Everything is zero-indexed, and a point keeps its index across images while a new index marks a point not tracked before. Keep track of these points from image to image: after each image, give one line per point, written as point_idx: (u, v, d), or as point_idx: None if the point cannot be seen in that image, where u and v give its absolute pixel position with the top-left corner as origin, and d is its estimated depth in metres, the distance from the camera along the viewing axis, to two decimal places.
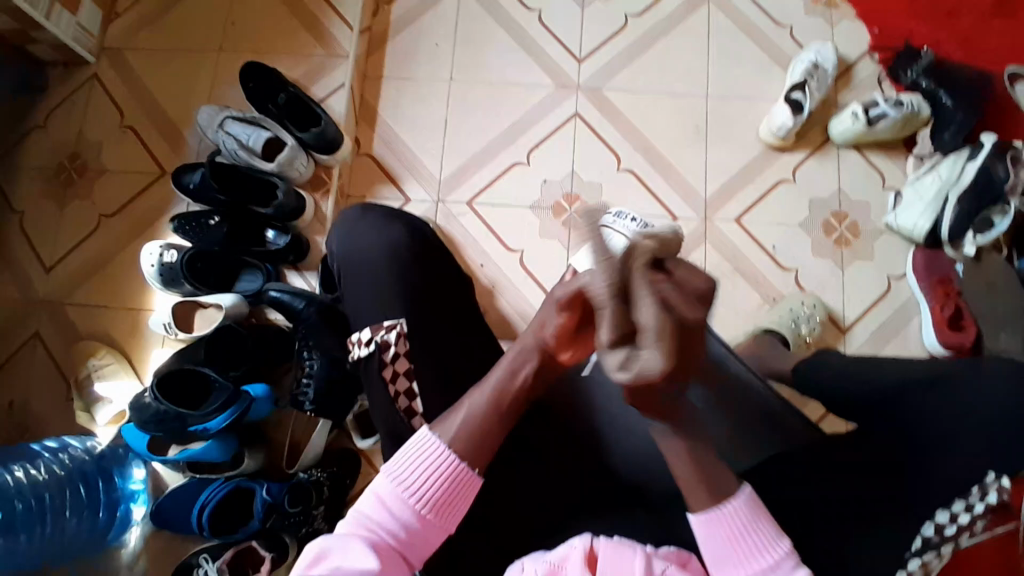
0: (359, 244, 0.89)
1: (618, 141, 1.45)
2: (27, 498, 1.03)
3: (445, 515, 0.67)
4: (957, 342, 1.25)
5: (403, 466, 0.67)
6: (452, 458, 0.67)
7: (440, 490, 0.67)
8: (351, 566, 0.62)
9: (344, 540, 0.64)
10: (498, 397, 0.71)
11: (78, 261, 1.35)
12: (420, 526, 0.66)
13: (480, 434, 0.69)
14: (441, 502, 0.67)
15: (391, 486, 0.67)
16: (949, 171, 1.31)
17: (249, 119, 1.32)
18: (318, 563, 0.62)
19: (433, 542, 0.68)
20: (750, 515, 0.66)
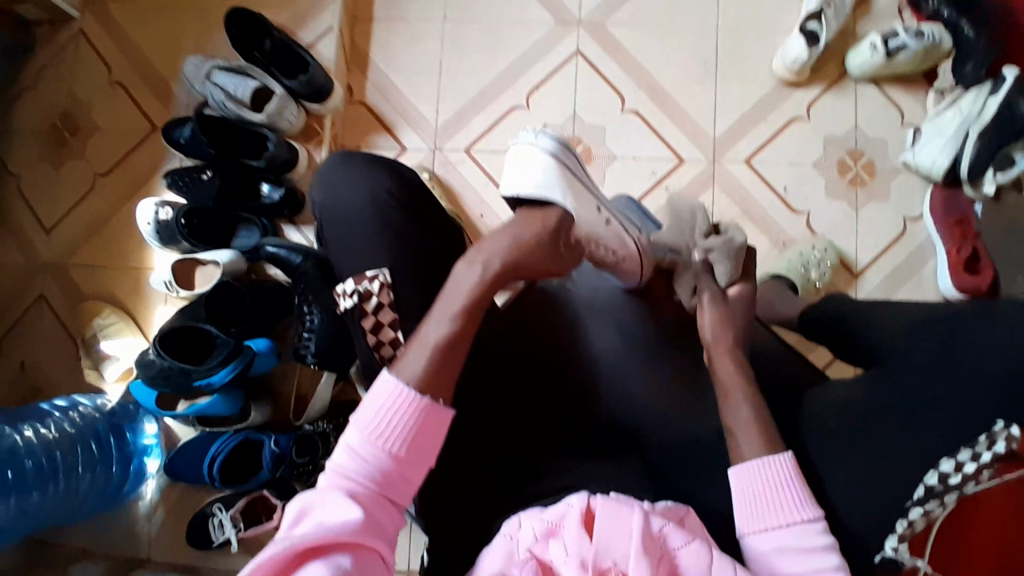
0: (344, 197, 0.85)
1: (621, 80, 1.38)
2: (38, 456, 1.06)
3: (423, 451, 0.69)
4: (973, 285, 1.20)
5: (373, 412, 0.69)
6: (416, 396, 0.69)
7: (413, 427, 0.69)
8: (336, 514, 0.62)
9: (324, 495, 0.65)
10: (452, 332, 0.73)
11: (77, 221, 1.35)
12: (399, 466, 0.68)
13: (440, 369, 0.71)
14: (416, 438, 0.69)
15: (362, 436, 0.68)
16: (970, 106, 1.22)
17: (235, 68, 1.27)
18: (302, 519, 0.62)
19: (414, 481, 0.69)
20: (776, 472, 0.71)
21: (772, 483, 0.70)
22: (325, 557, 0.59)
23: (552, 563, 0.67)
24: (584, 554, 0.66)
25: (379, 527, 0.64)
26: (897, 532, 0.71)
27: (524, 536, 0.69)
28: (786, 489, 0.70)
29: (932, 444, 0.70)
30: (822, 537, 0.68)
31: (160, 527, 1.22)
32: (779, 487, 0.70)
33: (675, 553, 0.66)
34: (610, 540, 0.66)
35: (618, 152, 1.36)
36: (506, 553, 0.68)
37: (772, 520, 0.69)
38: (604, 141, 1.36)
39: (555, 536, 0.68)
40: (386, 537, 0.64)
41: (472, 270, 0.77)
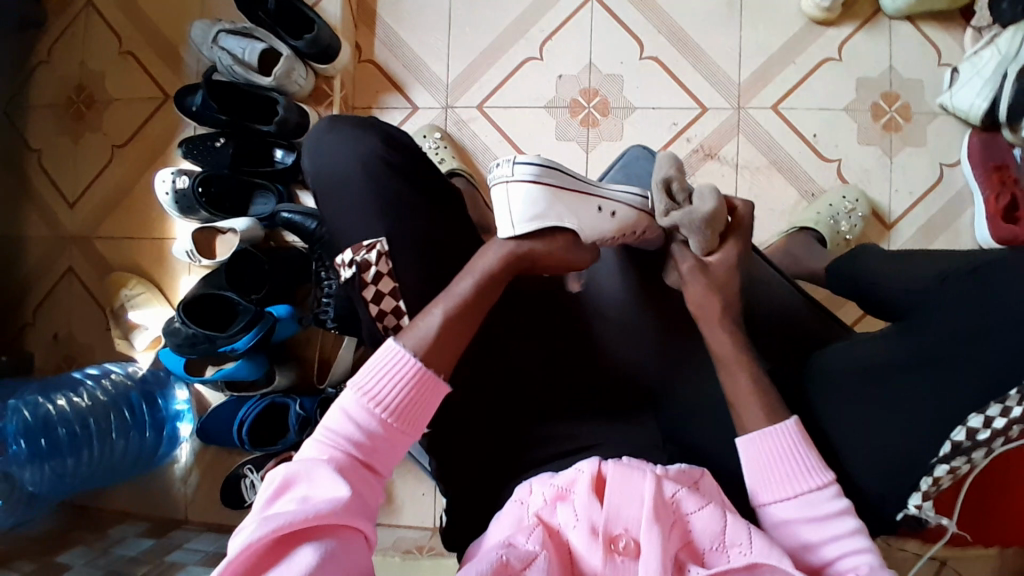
0: (340, 165, 0.82)
1: (639, 25, 1.32)
2: (71, 424, 1.11)
3: (409, 422, 0.69)
4: (1010, 234, 1.14)
5: (364, 380, 0.69)
6: (414, 366, 0.69)
7: (401, 397, 0.69)
8: (322, 490, 0.62)
9: (308, 466, 0.64)
10: (460, 305, 0.72)
11: (98, 194, 1.36)
12: (383, 436, 0.68)
13: (451, 327, 0.71)
14: (403, 409, 0.69)
15: (355, 405, 0.68)
16: (1008, 45, 1.13)
17: (241, 30, 1.24)
18: (286, 492, 0.62)
19: (399, 451, 0.69)
20: (792, 441, 0.69)
21: (780, 451, 0.69)
22: (314, 537, 0.59)
23: (560, 528, 0.67)
24: (595, 519, 0.65)
25: (364, 500, 0.65)
26: (922, 490, 0.70)
27: (534, 501, 0.69)
28: (796, 456, 0.68)
29: (959, 401, 0.66)
30: (835, 502, 0.66)
31: (194, 489, 1.28)
32: (789, 454, 0.68)
33: (687, 518, 0.66)
34: (621, 504, 0.66)
35: (636, 102, 1.31)
36: (515, 519, 0.69)
37: (781, 491, 0.68)
38: (621, 92, 1.31)
39: (564, 501, 0.68)
40: (370, 507, 0.65)
41: (498, 245, 0.75)
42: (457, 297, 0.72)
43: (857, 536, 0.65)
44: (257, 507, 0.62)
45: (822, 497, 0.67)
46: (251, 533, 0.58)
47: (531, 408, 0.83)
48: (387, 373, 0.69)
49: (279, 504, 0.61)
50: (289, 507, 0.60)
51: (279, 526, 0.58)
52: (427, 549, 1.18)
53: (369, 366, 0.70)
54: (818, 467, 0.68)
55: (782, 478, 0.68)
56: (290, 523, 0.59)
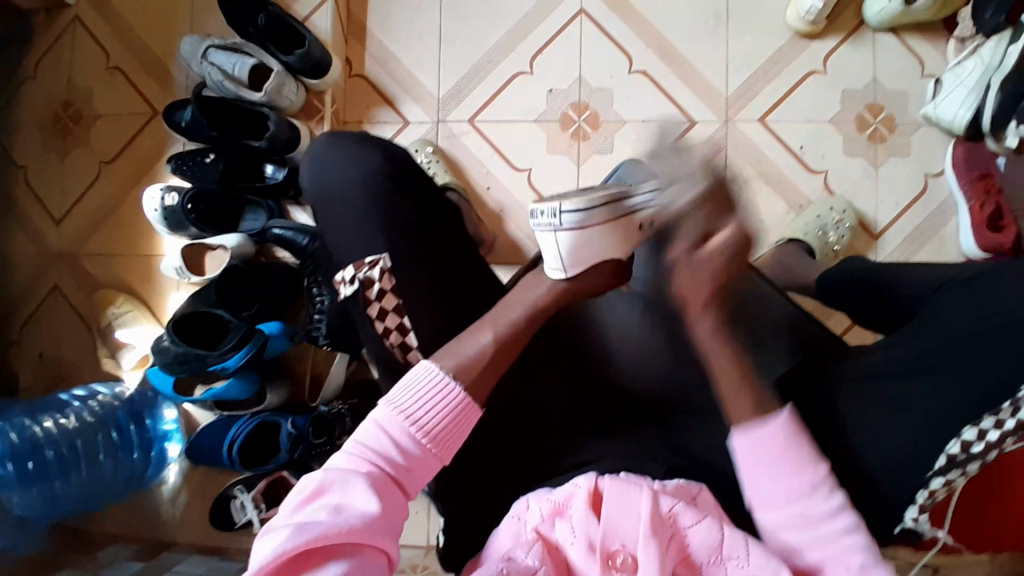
0: (337, 181, 0.82)
1: (628, 39, 1.33)
2: (58, 446, 1.10)
3: (444, 446, 0.69)
4: (996, 244, 1.16)
5: (405, 397, 0.69)
6: (458, 391, 0.70)
7: (441, 421, 0.69)
8: (354, 504, 0.63)
9: (341, 476, 0.65)
10: (497, 339, 0.74)
11: (84, 211, 1.35)
12: (419, 458, 0.68)
13: (500, 352, 0.73)
14: (441, 433, 0.69)
15: (392, 420, 0.68)
16: (991, 55, 1.16)
17: (231, 46, 1.24)
18: (317, 500, 0.63)
19: (431, 472, 0.69)
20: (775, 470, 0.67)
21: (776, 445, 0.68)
22: (341, 551, 0.60)
23: (558, 544, 0.67)
24: (592, 535, 0.65)
25: (394, 518, 0.65)
26: (917, 502, 0.70)
27: (532, 516, 0.69)
28: (793, 446, 0.68)
29: (955, 411, 0.67)
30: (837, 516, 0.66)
31: (184, 510, 1.26)
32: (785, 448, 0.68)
33: (684, 532, 0.66)
34: (619, 521, 0.65)
35: (626, 114, 1.32)
36: (513, 535, 0.68)
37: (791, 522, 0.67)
38: (610, 104, 1.32)
39: (562, 517, 0.68)
40: (398, 526, 0.65)
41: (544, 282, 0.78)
42: (497, 330, 0.74)
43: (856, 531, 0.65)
44: (289, 510, 0.62)
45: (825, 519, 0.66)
46: (282, 539, 0.58)
47: (528, 423, 0.82)
48: (430, 394, 0.70)
49: (311, 511, 0.62)
50: (320, 517, 0.61)
51: (310, 536, 0.59)
52: (422, 565, 1.17)
53: (409, 384, 0.70)
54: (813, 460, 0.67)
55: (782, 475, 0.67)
56: (321, 534, 0.59)
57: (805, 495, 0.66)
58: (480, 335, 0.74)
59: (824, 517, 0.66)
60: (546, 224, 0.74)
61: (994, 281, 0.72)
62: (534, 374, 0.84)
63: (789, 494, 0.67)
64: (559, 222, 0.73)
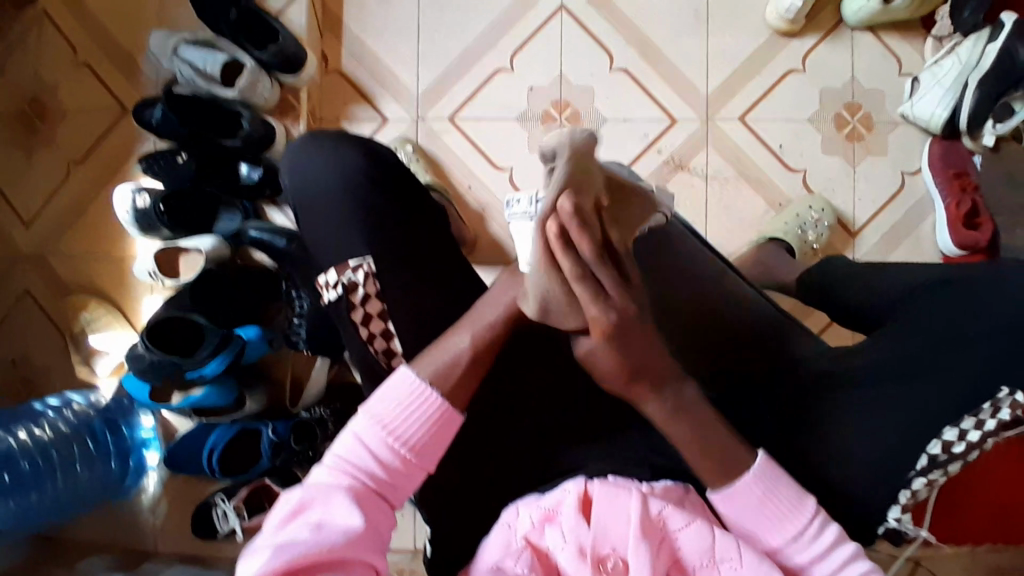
0: (318, 183, 0.81)
1: (609, 35, 1.32)
2: (34, 457, 1.06)
3: (426, 454, 0.69)
4: (972, 241, 1.20)
5: (383, 406, 0.68)
6: (435, 399, 0.69)
7: (421, 429, 0.68)
8: (336, 520, 0.63)
9: (322, 492, 0.65)
10: (475, 345, 0.72)
11: (53, 212, 1.30)
12: (400, 468, 0.68)
13: (479, 354, 0.71)
14: (422, 442, 0.68)
15: (372, 430, 0.68)
16: (969, 53, 1.17)
17: (202, 41, 1.21)
18: (299, 516, 0.63)
19: (414, 482, 0.69)
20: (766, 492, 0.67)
21: (753, 500, 0.67)
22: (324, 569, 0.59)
23: (548, 550, 0.67)
24: (582, 540, 0.65)
25: (378, 531, 0.64)
26: (900, 502, 0.71)
27: (522, 523, 0.69)
28: (774, 497, 0.66)
29: (937, 414, 0.68)
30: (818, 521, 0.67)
31: (164, 516, 1.24)
32: (780, 482, 0.67)
33: (674, 535, 0.66)
34: (610, 524, 0.66)
35: (608, 113, 1.31)
36: (503, 544, 0.68)
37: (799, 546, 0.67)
38: (592, 102, 1.31)
39: (552, 523, 0.68)
40: (383, 539, 0.65)
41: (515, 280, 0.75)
42: (477, 328, 0.72)
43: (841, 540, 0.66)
44: (270, 529, 0.62)
45: (802, 539, 0.66)
46: (263, 561, 0.58)
47: (514, 429, 0.82)
48: (407, 401, 0.69)
49: (292, 529, 0.62)
50: (301, 535, 0.61)
51: (291, 557, 0.59)
52: (407, 568, 1.17)
53: (385, 392, 0.69)
54: (800, 503, 0.67)
55: (764, 522, 0.67)
56: (302, 553, 0.59)
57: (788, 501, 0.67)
58: (459, 337, 0.72)
59: (814, 523, 0.67)
60: (521, 211, 0.69)
61: (973, 284, 0.73)
62: (519, 379, 0.83)
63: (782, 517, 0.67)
64: (536, 211, 0.68)
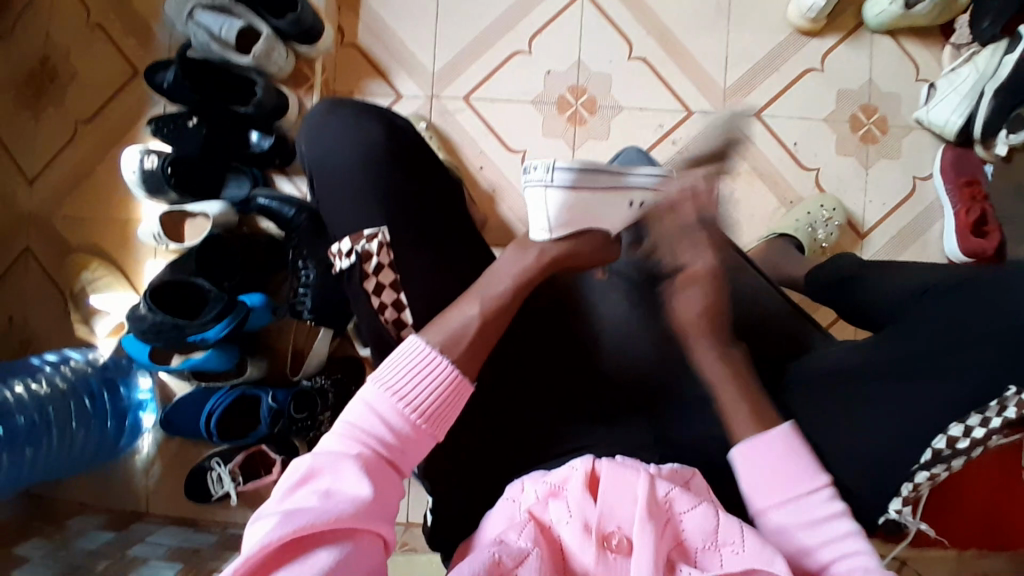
0: (336, 151, 0.80)
1: (628, 24, 1.31)
2: (29, 412, 1.05)
3: (436, 424, 0.68)
4: (979, 248, 1.19)
5: (395, 374, 0.67)
6: (448, 367, 0.68)
7: (433, 399, 0.67)
8: (345, 488, 0.61)
9: (331, 460, 0.63)
10: (483, 315, 0.71)
11: (60, 171, 1.29)
12: (410, 437, 0.66)
13: (487, 327, 0.71)
14: (433, 412, 0.67)
15: (383, 398, 0.66)
16: (986, 64, 1.18)
17: (218, 6, 1.18)
18: (307, 484, 0.61)
19: (424, 452, 0.68)
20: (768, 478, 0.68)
21: (774, 456, 0.68)
22: (333, 537, 0.58)
23: (551, 524, 0.66)
24: (588, 516, 0.65)
25: (387, 500, 0.63)
26: (901, 495, 0.71)
27: (526, 498, 0.69)
28: (792, 459, 0.68)
29: (944, 411, 0.68)
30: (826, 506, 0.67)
31: (157, 482, 1.24)
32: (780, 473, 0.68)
33: (679, 517, 0.66)
34: (614, 504, 0.66)
35: (624, 102, 1.30)
36: (507, 517, 0.68)
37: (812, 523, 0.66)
38: (609, 90, 1.31)
39: (557, 497, 0.67)
40: (391, 509, 0.63)
41: (523, 253, 0.77)
42: (484, 300, 0.72)
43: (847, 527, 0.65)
44: (276, 496, 0.60)
45: (812, 499, 0.67)
46: (270, 528, 0.56)
47: (518, 407, 0.81)
48: (419, 370, 0.68)
49: (300, 496, 0.60)
50: (310, 502, 0.59)
51: (300, 524, 0.57)
52: (399, 545, 1.16)
53: (397, 361, 0.68)
54: (813, 472, 0.68)
55: (778, 481, 0.68)
56: (311, 521, 0.57)
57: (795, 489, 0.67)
58: (467, 306, 0.71)
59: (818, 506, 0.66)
60: (538, 179, 0.77)
61: (987, 283, 0.73)
62: (527, 356, 0.83)
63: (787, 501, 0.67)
64: (552, 179, 0.77)
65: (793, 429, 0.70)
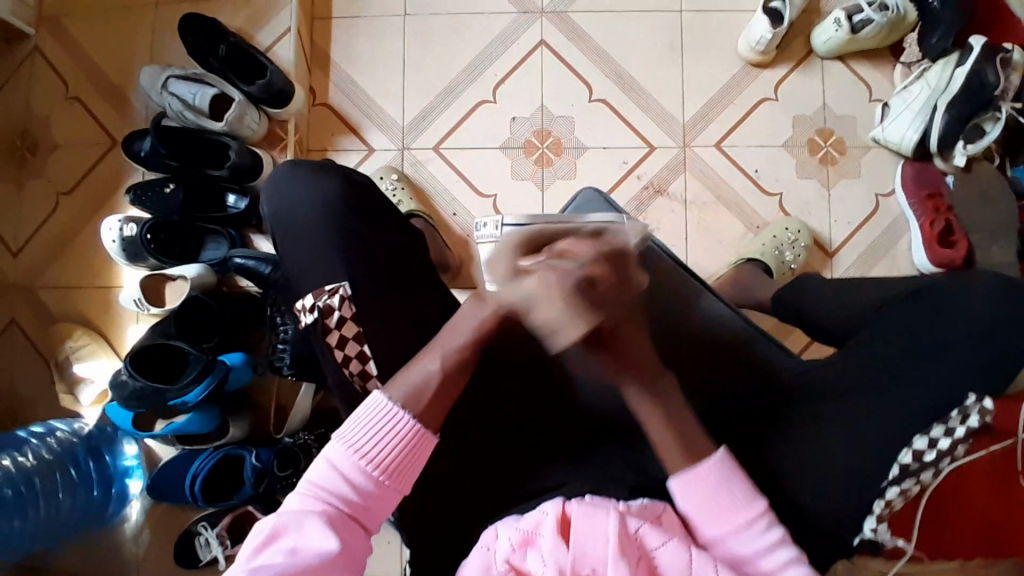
0: (299, 212, 0.83)
1: (587, 67, 1.36)
2: (16, 485, 1.06)
3: (399, 478, 0.68)
4: (947, 258, 1.22)
5: (356, 429, 0.68)
6: (408, 420, 0.69)
7: (395, 453, 0.68)
8: (310, 544, 0.62)
9: (295, 517, 0.64)
10: (443, 371, 0.71)
11: (42, 244, 1.32)
12: (374, 492, 0.67)
13: (446, 383, 0.71)
14: (395, 467, 0.68)
15: (345, 454, 0.67)
16: (938, 78, 1.22)
17: (191, 76, 1.25)
18: (273, 542, 0.62)
19: (388, 506, 0.68)
20: (723, 473, 0.68)
21: (714, 483, 0.68)
22: None
23: (530, 574, 0.66)
24: (562, 562, 0.64)
25: (353, 554, 0.64)
26: (875, 512, 0.68)
27: (501, 546, 0.68)
28: (730, 485, 0.68)
29: (907, 422, 0.69)
30: (766, 533, 0.66)
31: (145, 549, 1.23)
32: (724, 484, 0.68)
33: (651, 553, 0.66)
34: (587, 545, 0.65)
35: (587, 139, 1.34)
36: (484, 566, 0.67)
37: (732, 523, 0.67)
38: (573, 131, 1.35)
39: (532, 546, 0.67)
40: (358, 563, 0.64)
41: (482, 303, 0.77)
42: (441, 356, 0.72)
43: (796, 565, 0.65)
44: (243, 557, 0.61)
45: (749, 530, 0.66)
46: None
47: (488, 447, 0.81)
48: (379, 425, 0.68)
49: (266, 555, 0.61)
50: (275, 560, 0.60)
51: None
52: None
53: (358, 418, 0.69)
54: (749, 500, 0.68)
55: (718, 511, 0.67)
56: None
57: (735, 518, 0.67)
58: (430, 360, 0.72)
59: (753, 537, 0.66)
60: (489, 233, 0.83)
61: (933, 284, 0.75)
62: (497, 396, 0.83)
63: (729, 539, 0.67)
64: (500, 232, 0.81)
65: (726, 454, 0.69)
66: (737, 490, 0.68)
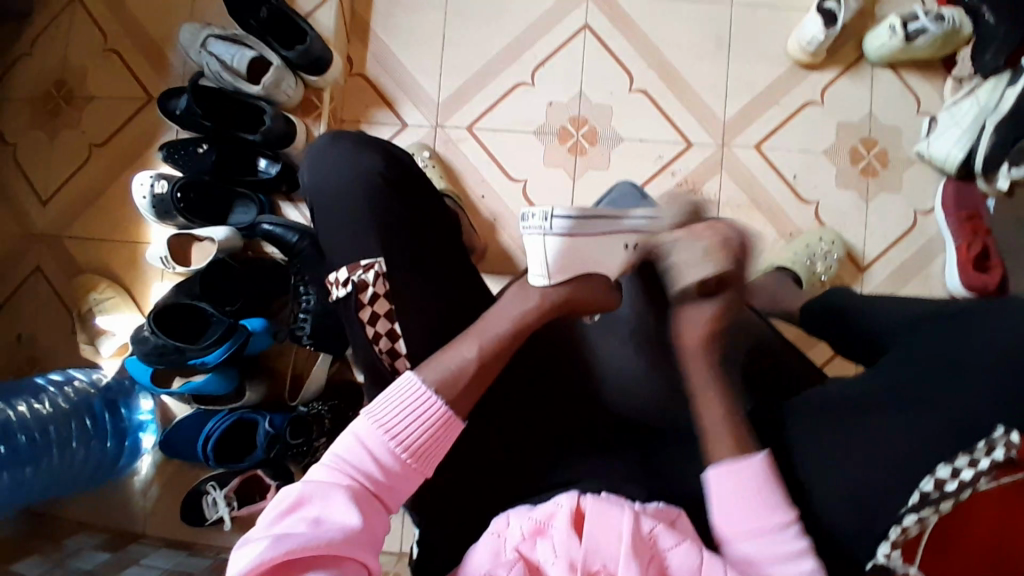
0: (335, 184, 0.81)
1: (629, 56, 1.33)
2: (31, 431, 1.07)
3: (426, 461, 0.68)
4: (981, 284, 1.18)
5: (388, 407, 0.68)
6: (440, 405, 0.69)
7: (424, 437, 0.68)
8: (333, 517, 0.62)
9: (320, 489, 0.64)
10: (480, 360, 0.71)
11: (72, 194, 1.33)
12: (400, 474, 0.67)
13: (484, 370, 0.71)
14: (423, 450, 0.68)
15: (375, 432, 0.67)
16: (988, 97, 1.17)
17: (231, 37, 1.23)
18: (296, 511, 0.62)
19: (412, 487, 0.68)
20: (756, 481, 0.68)
21: (744, 487, 0.68)
22: (320, 565, 0.59)
23: (539, 564, 0.66)
24: (573, 556, 0.64)
25: (373, 531, 0.64)
26: (890, 537, 0.67)
27: (512, 534, 0.68)
28: (759, 495, 0.67)
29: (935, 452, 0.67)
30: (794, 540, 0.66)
31: (155, 502, 1.26)
32: (753, 494, 0.67)
33: (664, 554, 0.65)
34: (599, 540, 0.64)
35: (624, 131, 1.32)
36: (492, 551, 0.67)
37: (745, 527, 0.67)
38: (609, 121, 1.32)
39: (543, 536, 0.67)
40: (377, 541, 0.64)
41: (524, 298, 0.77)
42: (479, 344, 0.72)
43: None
44: (265, 521, 0.61)
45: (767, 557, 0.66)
46: (260, 550, 0.58)
47: (505, 437, 0.81)
48: (412, 407, 0.68)
49: (287, 524, 0.61)
50: (298, 530, 0.60)
51: (287, 549, 0.58)
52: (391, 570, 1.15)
53: (391, 396, 0.69)
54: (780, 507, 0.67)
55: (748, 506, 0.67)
56: (299, 548, 0.59)
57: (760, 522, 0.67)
58: (465, 347, 0.71)
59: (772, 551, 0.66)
60: (536, 227, 0.82)
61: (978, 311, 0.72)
62: (519, 386, 0.83)
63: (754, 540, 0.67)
64: (549, 227, 0.81)
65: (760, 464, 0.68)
66: (767, 496, 0.67)
